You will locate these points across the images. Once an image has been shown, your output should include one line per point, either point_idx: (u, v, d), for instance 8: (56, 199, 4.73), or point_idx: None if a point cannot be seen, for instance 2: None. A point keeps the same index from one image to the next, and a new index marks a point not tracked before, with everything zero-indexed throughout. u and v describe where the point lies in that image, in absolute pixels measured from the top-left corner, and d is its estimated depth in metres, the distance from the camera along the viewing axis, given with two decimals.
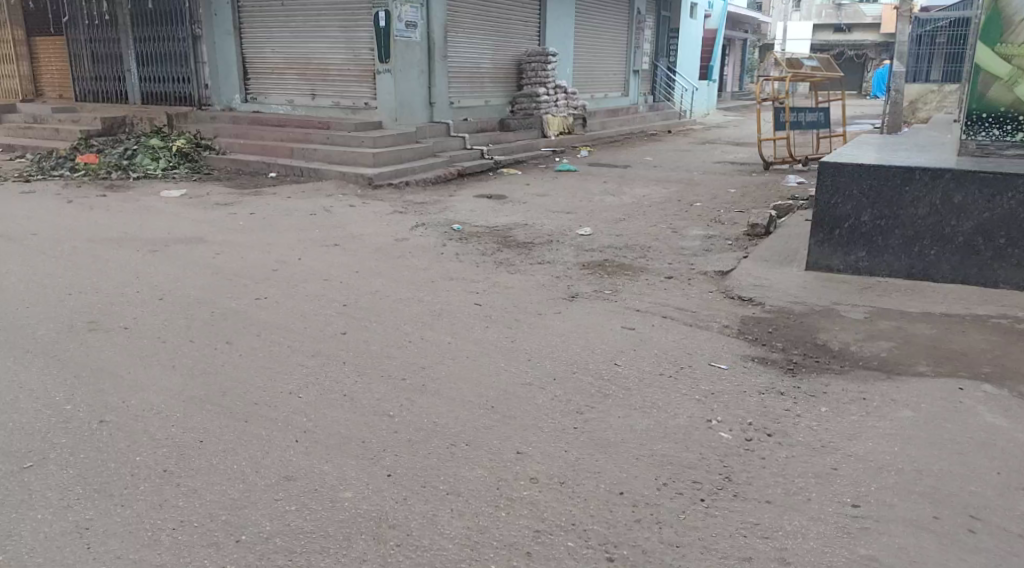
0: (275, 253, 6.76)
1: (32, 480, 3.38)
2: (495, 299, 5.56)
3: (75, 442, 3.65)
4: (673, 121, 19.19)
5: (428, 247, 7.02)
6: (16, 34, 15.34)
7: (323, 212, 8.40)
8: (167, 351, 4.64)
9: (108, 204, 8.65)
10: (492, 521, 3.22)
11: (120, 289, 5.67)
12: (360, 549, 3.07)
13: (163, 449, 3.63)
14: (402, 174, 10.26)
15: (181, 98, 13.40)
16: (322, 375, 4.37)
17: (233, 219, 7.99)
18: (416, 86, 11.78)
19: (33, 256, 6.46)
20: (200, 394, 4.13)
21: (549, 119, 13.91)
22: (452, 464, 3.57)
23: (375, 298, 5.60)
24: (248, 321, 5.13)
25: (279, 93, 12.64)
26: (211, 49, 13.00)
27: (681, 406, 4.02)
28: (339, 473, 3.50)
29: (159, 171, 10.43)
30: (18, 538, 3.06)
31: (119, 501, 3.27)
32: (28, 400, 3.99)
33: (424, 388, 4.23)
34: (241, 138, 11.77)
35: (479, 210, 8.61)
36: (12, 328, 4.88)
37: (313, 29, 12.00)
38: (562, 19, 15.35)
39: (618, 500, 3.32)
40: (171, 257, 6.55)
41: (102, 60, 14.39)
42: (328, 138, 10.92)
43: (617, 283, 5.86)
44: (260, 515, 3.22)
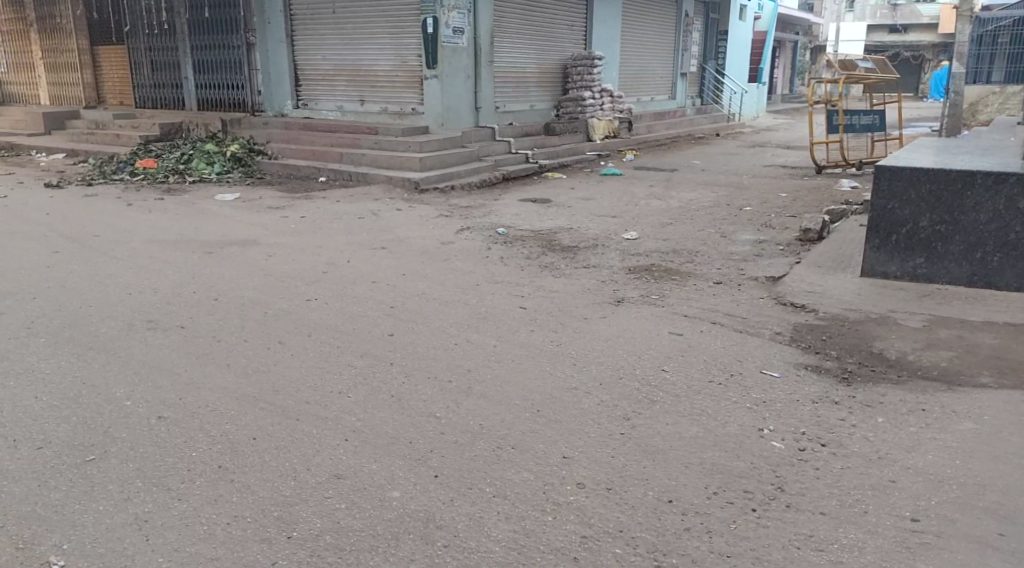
0: (324, 256, 6.85)
1: (94, 472, 3.46)
2: (542, 303, 5.54)
3: (134, 437, 3.74)
4: (721, 124, 18.97)
5: (473, 250, 7.05)
6: (79, 43, 15.87)
7: (371, 216, 8.49)
8: (221, 349, 4.72)
9: (166, 207, 8.86)
10: (540, 525, 3.20)
11: (176, 290, 5.80)
12: (408, 549, 3.08)
13: (217, 445, 3.69)
14: (448, 178, 10.32)
15: (235, 104, 13.68)
16: (370, 376, 4.40)
17: (284, 222, 8.13)
18: (461, 91, 11.84)
19: (94, 257, 6.65)
20: (253, 393, 4.19)
21: (594, 123, 13.86)
22: (499, 467, 3.56)
23: (421, 301, 5.62)
24: (298, 322, 5.20)
25: (328, 99, 12.82)
26: (263, 56, 13.24)
27: (731, 414, 3.96)
28: (387, 473, 3.52)
29: (213, 175, 10.66)
30: (81, 528, 3.13)
31: (176, 495, 3.33)
32: (89, 396, 4.10)
33: (470, 391, 4.23)
34: (291, 142, 11.96)
35: (524, 213, 8.61)
36: (75, 326, 5.02)
37: (362, 35, 12.14)
38: (609, 22, 15.28)
39: (668, 508, 3.28)
40: (224, 259, 6.68)
41: (160, 67, 14.79)
42: (375, 143, 11.04)
43: (665, 288, 5.80)
44: (310, 512, 3.26)
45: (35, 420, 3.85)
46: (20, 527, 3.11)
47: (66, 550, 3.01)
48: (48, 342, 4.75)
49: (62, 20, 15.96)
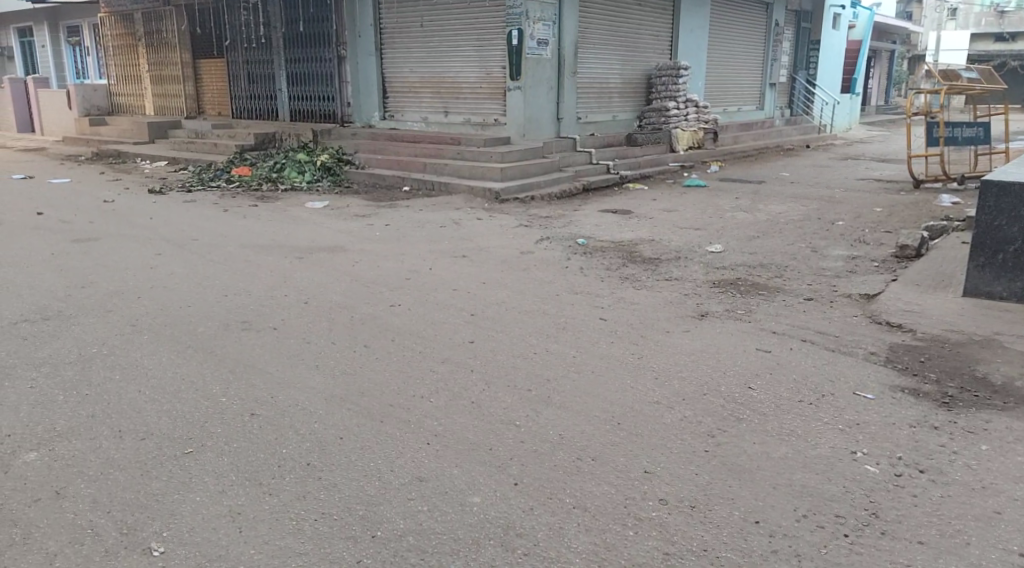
0: (407, 263, 6.98)
1: (192, 464, 3.61)
2: (623, 315, 5.49)
3: (229, 432, 3.88)
4: (811, 136, 18.47)
5: (553, 260, 7.04)
6: (183, 57, 16.67)
7: (453, 224, 8.59)
8: (310, 351, 4.87)
9: (259, 213, 9.19)
10: (622, 539, 3.17)
11: (269, 292, 6.01)
12: (489, 554, 3.10)
13: (306, 443, 3.81)
14: (529, 188, 10.36)
15: (325, 115, 14.10)
16: (451, 382, 4.44)
17: (370, 230, 8.31)
18: (544, 102, 11.91)
19: (192, 259, 6.94)
20: (340, 394, 4.30)
21: (678, 134, 13.67)
22: (579, 479, 3.54)
23: (501, 310, 5.65)
24: (382, 326, 5.31)
25: (414, 110, 13.08)
26: (353, 69, 13.61)
27: (822, 435, 3.84)
28: (468, 478, 3.55)
29: (304, 184, 11.00)
30: (179, 517, 3.26)
31: (266, 489, 3.45)
32: (188, 390, 4.29)
33: (550, 400, 4.23)
34: (377, 152, 12.24)
35: (604, 224, 8.56)
36: (176, 324, 5.25)
37: (448, 48, 12.34)
38: (696, 32, 15.10)
39: (755, 528, 3.20)
40: (313, 264, 6.87)
41: (255, 80, 15.38)
42: (458, 154, 11.19)
43: (752, 303, 5.67)
44: (394, 513, 3.31)
45: (139, 412, 4.05)
46: (124, 513, 3.27)
47: (166, 537, 3.15)
48: (151, 339, 5.00)
49: (167, 35, 16.80)
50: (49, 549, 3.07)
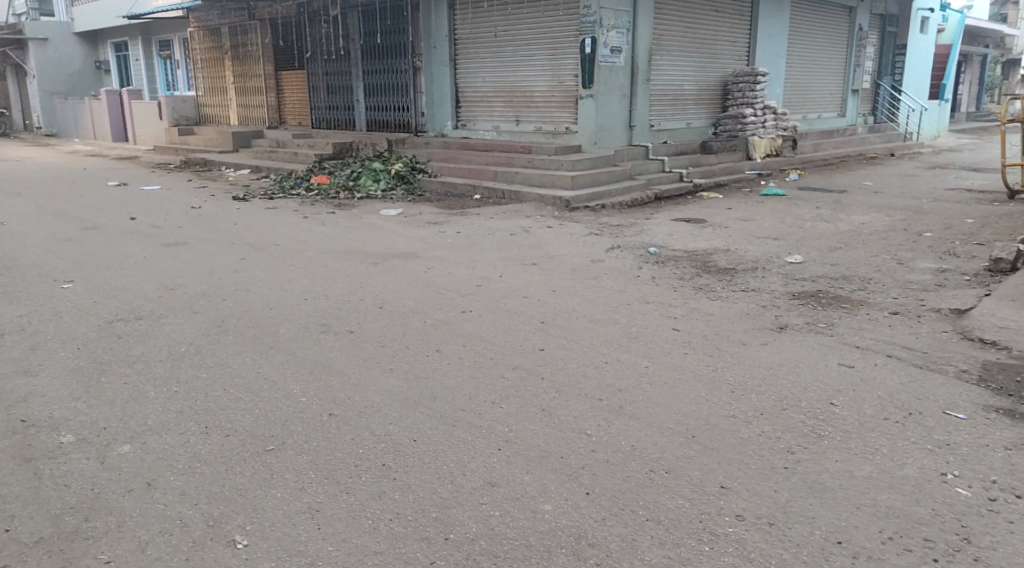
0: (478, 270, 7.03)
1: (274, 462, 3.71)
2: (697, 326, 5.41)
3: (308, 431, 3.98)
4: (895, 144, 17.86)
5: (624, 269, 6.99)
6: (266, 69, 17.23)
7: (523, 232, 8.62)
8: (385, 354, 4.96)
9: (336, 220, 9.42)
10: (697, 554, 3.12)
11: (346, 297, 6.15)
12: (561, 562, 3.09)
13: (381, 444, 3.87)
14: (600, 197, 10.32)
15: (400, 125, 14.37)
16: (522, 389, 4.45)
17: (442, 237, 8.42)
18: (616, 110, 11.83)
19: (273, 264, 7.15)
20: (414, 397, 4.36)
21: (755, 141, 13.40)
22: (652, 491, 3.50)
23: (572, 318, 5.64)
24: (455, 332, 5.36)
25: (486, 119, 13.19)
26: (428, 79, 13.82)
27: (909, 455, 3.70)
28: (539, 485, 3.55)
29: (379, 192, 11.22)
30: (261, 512, 3.36)
31: (344, 488, 3.52)
32: (270, 390, 4.42)
33: (622, 410, 4.19)
34: (450, 160, 12.39)
35: (677, 233, 8.45)
36: (259, 326, 5.43)
37: (521, 57, 12.40)
38: (775, 38, 14.80)
39: (837, 549, 3.11)
40: (387, 270, 6.99)
41: (334, 91, 15.78)
42: (529, 162, 11.23)
43: (833, 316, 5.51)
44: (466, 517, 3.34)
45: (224, 409, 4.19)
46: (210, 507, 3.38)
47: (250, 530, 3.25)
48: (235, 340, 5.17)
49: (252, 48, 17.41)
50: (141, 537, 3.20)
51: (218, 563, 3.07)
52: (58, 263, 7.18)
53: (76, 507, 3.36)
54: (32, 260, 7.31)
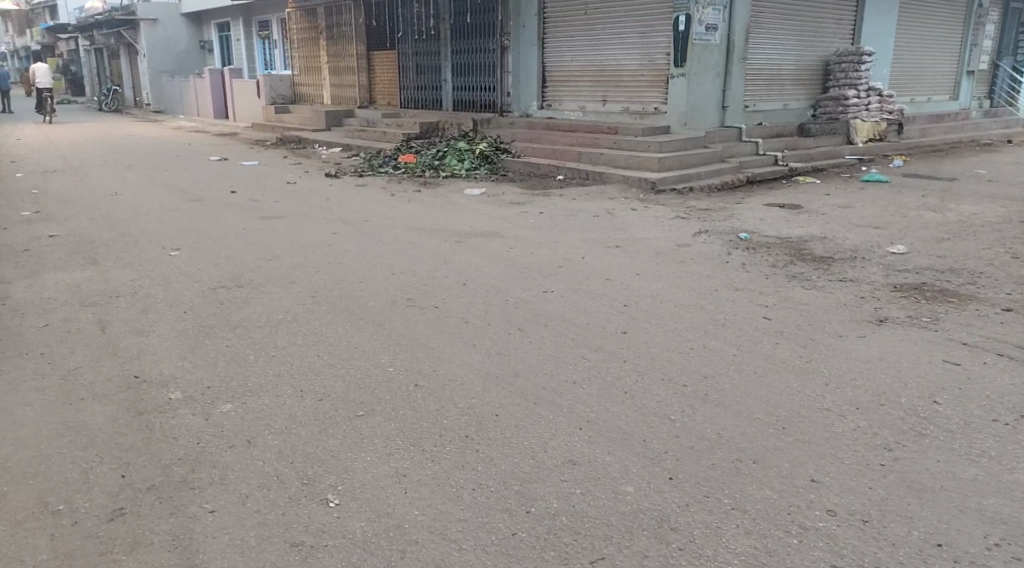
0: (562, 251, 7.00)
1: (363, 427, 3.80)
2: (788, 315, 5.25)
3: (395, 399, 4.06)
4: (1012, 130, 16.82)
5: (711, 254, 6.83)
6: (358, 49, 17.55)
7: (607, 214, 8.53)
8: (469, 331, 4.98)
9: (422, 198, 9.54)
10: (784, 546, 3.04)
11: (431, 273, 6.22)
12: (642, 544, 3.06)
13: (465, 416, 3.91)
14: (688, 179, 10.10)
15: (486, 105, 14.43)
16: (604, 370, 4.42)
17: (526, 217, 8.42)
18: (708, 90, 11.49)
19: (362, 239, 7.31)
20: (497, 373, 4.38)
21: (857, 124, 12.89)
22: (738, 480, 3.42)
23: (657, 302, 5.55)
24: (538, 312, 5.35)
25: (573, 100, 13.07)
26: (516, 58, 13.81)
27: (1019, 460, 3.50)
28: (622, 466, 3.52)
29: (463, 171, 11.28)
30: (351, 474, 3.45)
31: (429, 455, 3.58)
32: (359, 359, 4.53)
33: (707, 397, 4.11)
34: (535, 141, 12.34)
35: (769, 219, 8.20)
36: (348, 297, 5.56)
37: (611, 36, 12.20)
38: (882, 17, 14.10)
39: (937, 552, 2.98)
40: (471, 248, 7.05)
41: (423, 71, 15.94)
42: (616, 143, 11.07)
43: (938, 311, 5.24)
44: (547, 492, 3.34)
45: (317, 375, 4.32)
46: (304, 465, 3.50)
47: (340, 490, 3.34)
48: (327, 310, 5.30)
49: (345, 28, 17.73)
50: (242, 491, 3.33)
51: (310, 520, 3.16)
52: (163, 232, 7.53)
53: (183, 459, 3.52)
54: (142, 228, 7.71)
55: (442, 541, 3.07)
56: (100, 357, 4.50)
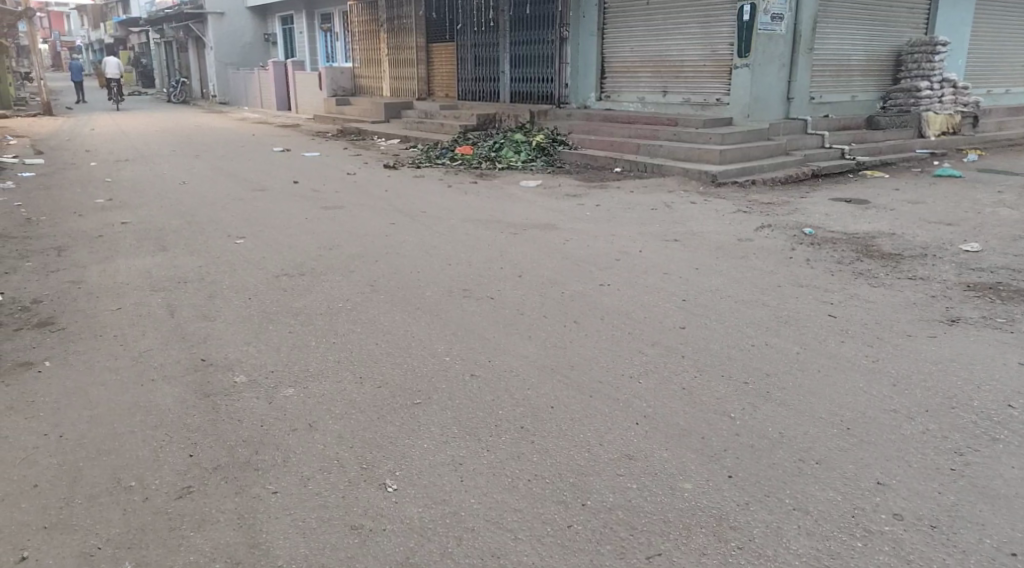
0: (618, 244, 6.95)
1: (420, 414, 3.84)
2: (854, 313, 5.12)
3: (452, 388, 4.09)
4: None
5: (774, 249, 6.69)
6: (417, 41, 17.69)
7: (665, 208, 8.43)
8: (525, 322, 4.98)
9: (479, 190, 9.58)
10: (847, 549, 2.97)
11: (487, 264, 6.24)
12: (700, 542, 3.03)
13: (520, 407, 3.92)
14: (750, 172, 9.91)
15: (545, 96, 14.42)
16: (662, 365, 4.38)
17: (583, 209, 8.38)
18: (773, 81, 11.23)
19: (419, 230, 7.38)
20: (553, 365, 4.38)
21: (930, 117, 12.48)
22: (800, 480, 3.35)
23: (716, 297, 5.46)
24: (594, 304, 5.33)
25: (632, 91, 12.92)
26: (574, 49, 13.76)
27: None
28: (679, 463, 3.48)
29: (520, 163, 11.27)
30: (409, 460, 3.49)
31: (485, 445, 3.60)
32: (416, 347, 4.58)
33: (769, 395, 4.02)
34: (592, 133, 12.26)
35: (835, 214, 8.00)
36: (406, 287, 5.62)
37: (672, 26, 12.00)
38: (958, 5, 13.57)
39: (1010, 561, 2.89)
40: (528, 240, 7.05)
41: (482, 62, 15.99)
42: (676, 135, 10.93)
43: (1014, 312, 5.04)
44: (603, 486, 3.33)
45: (376, 362, 4.38)
46: (362, 450, 3.55)
47: (398, 476, 3.38)
48: (385, 299, 5.37)
49: (405, 20, 17.87)
50: (304, 473, 3.40)
51: (370, 503, 3.22)
52: (228, 220, 7.72)
53: (247, 440, 3.61)
54: (208, 216, 7.91)
55: (498, 530, 3.08)
56: (170, 341, 4.64)
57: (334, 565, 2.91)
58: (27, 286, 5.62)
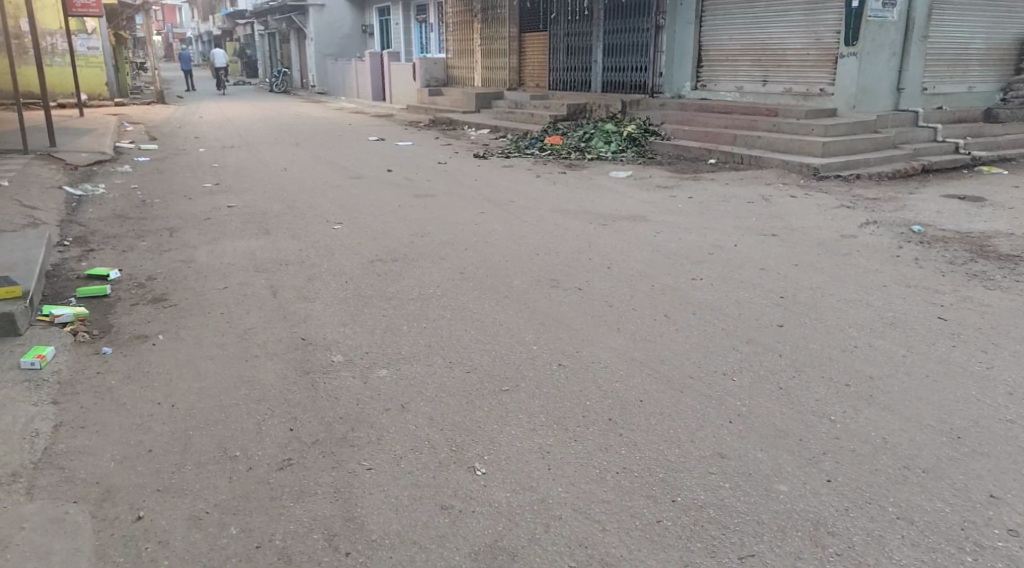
0: (712, 238, 6.78)
1: (508, 401, 3.86)
2: (966, 316, 4.86)
3: (540, 377, 4.10)
4: None
5: (880, 247, 6.42)
6: (510, 31, 17.73)
7: (762, 201, 8.19)
8: (613, 314, 4.94)
9: (569, 180, 9.55)
10: (955, 563, 2.83)
11: (577, 255, 6.21)
12: (795, 546, 2.94)
13: (609, 400, 3.88)
14: (854, 166, 9.52)
15: (638, 86, 14.24)
16: (758, 363, 4.27)
17: (676, 202, 8.23)
18: (882, 71, 10.75)
19: (509, 219, 7.40)
20: (641, 358, 4.33)
21: None
22: (904, 489, 3.20)
23: (816, 296, 5.27)
24: (686, 299, 5.23)
25: (730, 80, 12.58)
26: (670, 38, 13.51)
27: None
28: (775, 464, 3.38)
29: (609, 154, 11.16)
30: (496, 445, 3.52)
31: (572, 435, 3.59)
32: (505, 335, 4.60)
33: (872, 399, 3.86)
34: (686, 123, 12.01)
35: (947, 211, 7.60)
36: (495, 275, 5.65)
37: (774, 14, 11.59)
38: None
39: None
40: (618, 231, 6.98)
41: (575, 52, 15.89)
42: (775, 126, 10.60)
43: None
44: (695, 483, 3.27)
45: (466, 348, 4.43)
46: (452, 433, 3.60)
47: (487, 460, 3.42)
48: (475, 286, 5.42)
49: (499, 10, 17.91)
50: (396, 451, 3.47)
51: (459, 486, 3.26)
52: (326, 206, 7.94)
53: (344, 417, 3.72)
54: (307, 202, 8.17)
55: (586, 520, 3.07)
56: (272, 319, 4.82)
57: (425, 543, 2.96)
58: (142, 264, 5.93)
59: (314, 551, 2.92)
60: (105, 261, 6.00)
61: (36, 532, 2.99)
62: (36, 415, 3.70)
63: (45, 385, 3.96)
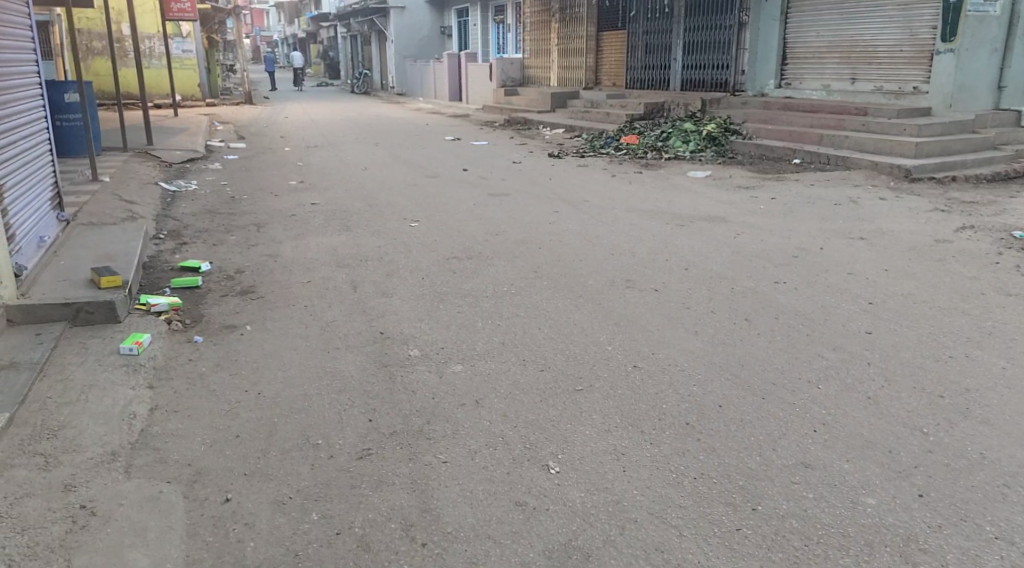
0: (795, 240, 6.61)
1: (582, 401, 3.84)
2: None
3: (614, 378, 4.07)
4: None
5: (976, 253, 6.12)
6: (588, 29, 17.64)
7: (849, 203, 7.92)
8: (691, 316, 4.87)
9: (645, 179, 9.46)
10: None
11: (653, 256, 6.13)
12: (884, 559, 2.83)
13: (686, 404, 3.82)
14: (950, 167, 9.11)
15: (719, 85, 13.99)
16: (843, 371, 4.13)
17: (757, 203, 8.05)
18: (982, 67, 10.24)
19: (586, 218, 7.37)
20: (721, 362, 4.25)
21: None
22: (1002, 508, 3.05)
23: (904, 302, 5.07)
24: (767, 302, 5.10)
25: (816, 78, 12.21)
26: (754, 35, 13.21)
27: None
28: (862, 475, 3.26)
29: (688, 153, 11.00)
30: (571, 444, 3.50)
31: (648, 437, 3.55)
32: (579, 335, 4.58)
33: (967, 412, 3.69)
34: (769, 123, 11.73)
35: None
36: (571, 274, 5.64)
37: (865, 10, 11.20)
38: None
39: None
40: (695, 232, 6.87)
41: (654, 50, 15.69)
42: (864, 125, 10.24)
43: None
44: (776, 492, 3.18)
45: (540, 346, 4.43)
46: (527, 430, 3.60)
47: (561, 459, 3.41)
48: (550, 285, 5.41)
49: (578, 9, 17.85)
50: (471, 446, 3.50)
51: (533, 483, 3.26)
52: (404, 204, 8.07)
53: (421, 411, 3.76)
54: (386, 199, 8.32)
55: (663, 525, 3.03)
56: (352, 313, 4.92)
57: (500, 538, 2.97)
58: (231, 257, 6.14)
59: (392, 540, 2.97)
60: (197, 253, 6.24)
61: (133, 508, 3.13)
62: (133, 398, 3.87)
63: (142, 369, 4.14)
